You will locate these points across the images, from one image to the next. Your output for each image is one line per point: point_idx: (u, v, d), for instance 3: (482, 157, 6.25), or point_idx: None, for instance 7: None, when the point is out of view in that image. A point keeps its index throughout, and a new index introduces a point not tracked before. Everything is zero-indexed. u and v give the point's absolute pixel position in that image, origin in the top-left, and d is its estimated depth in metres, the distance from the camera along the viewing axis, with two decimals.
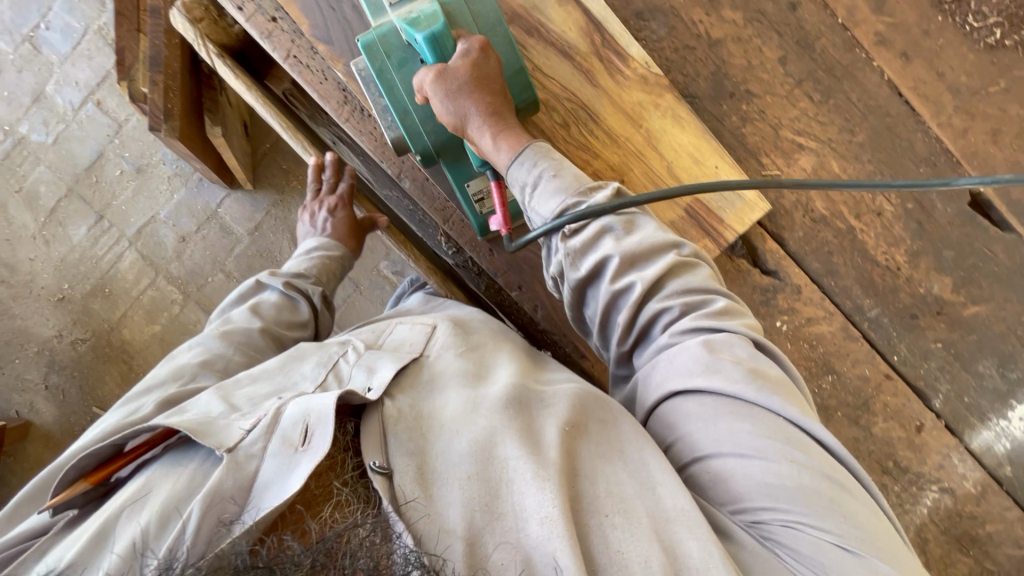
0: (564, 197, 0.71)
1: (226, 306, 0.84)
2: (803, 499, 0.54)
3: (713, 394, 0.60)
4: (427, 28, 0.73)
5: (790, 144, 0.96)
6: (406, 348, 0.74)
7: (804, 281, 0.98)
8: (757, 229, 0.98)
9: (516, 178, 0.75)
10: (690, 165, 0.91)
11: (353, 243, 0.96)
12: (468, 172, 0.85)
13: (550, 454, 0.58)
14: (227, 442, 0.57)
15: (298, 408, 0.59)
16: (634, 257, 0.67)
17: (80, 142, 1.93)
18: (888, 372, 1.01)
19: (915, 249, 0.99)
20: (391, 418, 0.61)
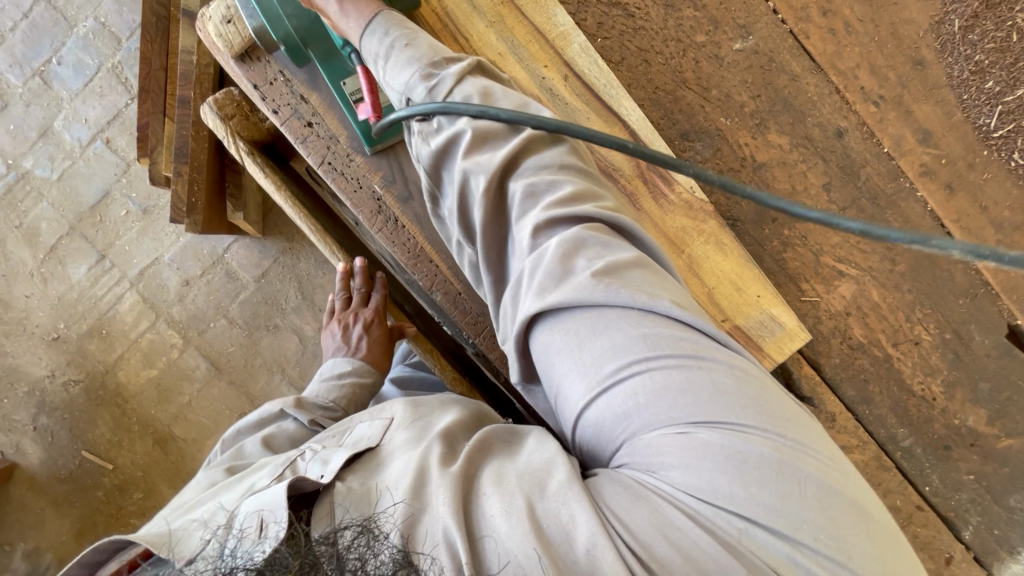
0: (415, 67, 0.67)
1: (243, 429, 0.80)
2: (650, 403, 0.50)
3: (564, 310, 0.54)
4: None
5: (830, 271, 0.94)
6: (365, 439, 0.63)
7: (839, 409, 0.95)
8: (793, 354, 0.96)
9: (369, 51, 0.71)
10: (732, 293, 0.89)
11: (385, 363, 0.93)
12: (344, 69, 0.81)
13: (455, 467, 0.53)
14: (184, 554, 0.54)
15: (251, 505, 0.56)
16: (490, 137, 0.64)
17: (86, 180, 1.88)
18: (919, 502, 0.99)
19: (951, 379, 0.97)
20: (337, 497, 0.55)
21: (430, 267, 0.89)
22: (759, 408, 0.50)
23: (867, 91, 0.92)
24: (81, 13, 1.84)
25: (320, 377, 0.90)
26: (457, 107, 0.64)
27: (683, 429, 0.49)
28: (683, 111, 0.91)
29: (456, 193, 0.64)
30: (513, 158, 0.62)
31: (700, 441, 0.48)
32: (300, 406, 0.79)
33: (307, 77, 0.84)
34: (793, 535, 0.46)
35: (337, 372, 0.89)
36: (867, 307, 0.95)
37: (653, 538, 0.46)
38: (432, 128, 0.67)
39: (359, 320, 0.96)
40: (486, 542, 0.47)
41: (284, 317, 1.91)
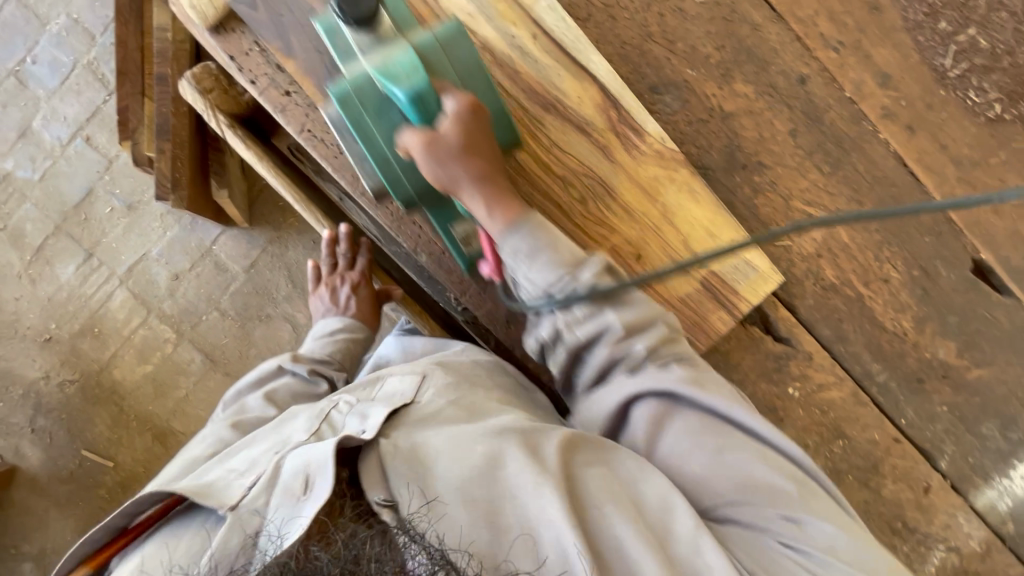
0: (555, 275, 0.76)
1: (244, 387, 0.91)
2: (745, 491, 0.73)
3: (693, 404, 0.78)
4: (407, 83, 0.70)
5: (801, 215, 0.97)
6: (398, 397, 0.81)
7: (814, 348, 1.00)
8: (768, 297, 0.99)
9: (510, 247, 0.77)
10: (706, 239, 0.92)
11: (374, 319, 1.02)
12: (452, 215, 0.85)
13: (551, 465, 0.69)
14: (228, 501, 0.67)
15: (294, 460, 0.68)
16: (641, 330, 0.79)
17: (68, 179, 1.88)
18: (896, 435, 1.03)
19: (921, 315, 1.01)
20: (386, 456, 0.69)
21: (414, 228, 0.92)
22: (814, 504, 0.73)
23: (827, 37, 0.96)
24: (53, 11, 1.84)
25: (310, 336, 0.99)
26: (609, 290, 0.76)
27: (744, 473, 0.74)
28: (651, 65, 0.94)
29: (598, 361, 0.80)
30: (644, 342, 0.79)
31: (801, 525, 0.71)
32: (296, 360, 0.92)
33: (281, 43, 0.84)
34: (827, 574, 0.68)
35: (329, 329, 0.99)
36: (837, 249, 0.99)
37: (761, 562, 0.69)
38: (576, 317, 0.78)
39: (347, 280, 1.02)
40: (603, 544, 0.66)
41: (276, 306, 1.92)
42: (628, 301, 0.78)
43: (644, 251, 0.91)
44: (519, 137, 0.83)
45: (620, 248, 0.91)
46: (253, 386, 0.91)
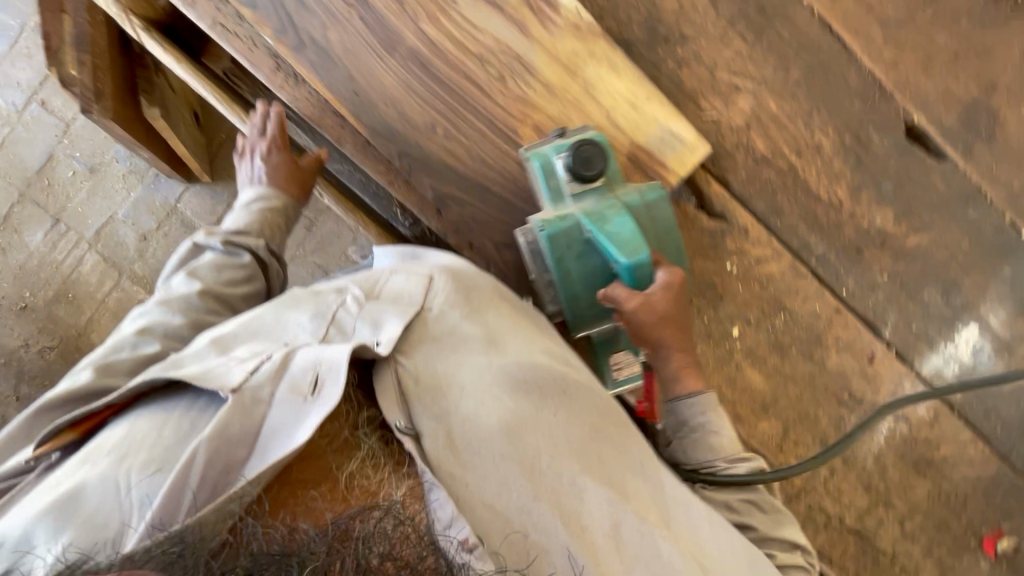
0: (720, 455, 0.86)
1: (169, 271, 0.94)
2: None
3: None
4: (633, 255, 0.78)
5: (727, 86, 0.97)
6: (405, 299, 0.79)
7: (750, 222, 1.00)
8: (700, 173, 0.99)
9: (680, 412, 0.89)
10: (629, 111, 0.92)
11: (296, 190, 1.05)
12: (613, 344, 0.98)
13: (571, 467, 0.73)
14: (232, 384, 0.64)
15: (308, 356, 0.67)
16: (769, 537, 0.83)
17: (28, 145, 1.88)
18: (838, 306, 1.03)
19: (856, 182, 1.01)
20: (406, 379, 0.74)
21: (334, 118, 0.93)
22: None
23: None
24: None
25: (233, 211, 1.02)
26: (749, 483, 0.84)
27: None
28: None
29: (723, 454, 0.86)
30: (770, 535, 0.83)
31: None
32: (210, 235, 0.94)
33: None
34: None
35: (246, 203, 1.01)
36: (766, 119, 0.98)
37: None
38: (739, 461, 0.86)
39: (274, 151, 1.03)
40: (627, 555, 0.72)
41: None
42: (768, 506, 0.85)
43: (567, 126, 0.91)
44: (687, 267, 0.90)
45: (542, 125, 0.91)
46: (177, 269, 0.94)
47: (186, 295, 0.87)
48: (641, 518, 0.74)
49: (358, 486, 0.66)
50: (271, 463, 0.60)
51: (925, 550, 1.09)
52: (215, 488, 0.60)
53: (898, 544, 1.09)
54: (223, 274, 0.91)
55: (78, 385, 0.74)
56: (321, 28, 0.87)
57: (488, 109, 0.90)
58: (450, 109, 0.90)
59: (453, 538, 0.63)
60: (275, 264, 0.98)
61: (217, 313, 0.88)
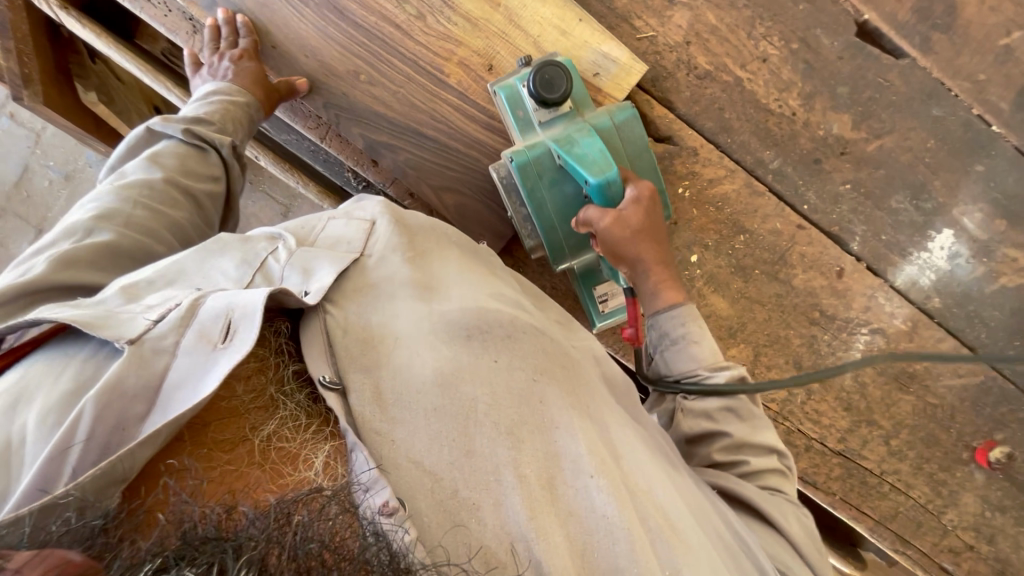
0: (698, 366, 0.79)
1: (118, 158, 0.75)
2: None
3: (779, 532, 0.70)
4: (602, 172, 0.75)
5: (661, 1, 0.93)
6: (342, 247, 0.74)
7: (699, 142, 0.96)
8: (642, 97, 0.96)
9: (659, 326, 0.82)
10: (558, 37, 0.89)
11: (260, 92, 0.83)
12: (596, 277, 0.93)
13: (518, 416, 0.63)
14: (128, 335, 0.55)
15: (222, 301, 0.59)
16: (747, 444, 0.76)
17: (3, 159, 1.91)
18: (800, 222, 1.00)
19: (808, 90, 0.97)
20: (334, 330, 0.66)
21: None
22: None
23: None
24: None
25: (187, 105, 0.82)
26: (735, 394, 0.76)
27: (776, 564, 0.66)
28: None
29: (693, 363, 0.79)
30: (750, 442, 0.76)
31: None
32: (167, 122, 0.75)
33: None
34: None
35: (204, 96, 0.82)
36: (706, 32, 0.94)
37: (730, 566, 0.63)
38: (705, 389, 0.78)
39: (225, 56, 0.82)
40: (590, 524, 0.59)
41: None
42: (745, 412, 0.77)
43: (495, 59, 0.87)
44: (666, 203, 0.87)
45: (467, 61, 0.87)
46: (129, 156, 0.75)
47: (140, 183, 0.70)
48: (598, 474, 0.61)
49: (277, 448, 0.58)
50: (174, 417, 0.52)
51: (915, 468, 1.06)
52: (106, 448, 0.51)
53: (886, 463, 1.06)
54: (186, 166, 0.74)
55: (29, 277, 0.58)
56: None
57: (410, 49, 0.87)
58: (372, 54, 0.87)
59: (370, 505, 0.54)
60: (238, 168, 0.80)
61: (179, 209, 0.72)
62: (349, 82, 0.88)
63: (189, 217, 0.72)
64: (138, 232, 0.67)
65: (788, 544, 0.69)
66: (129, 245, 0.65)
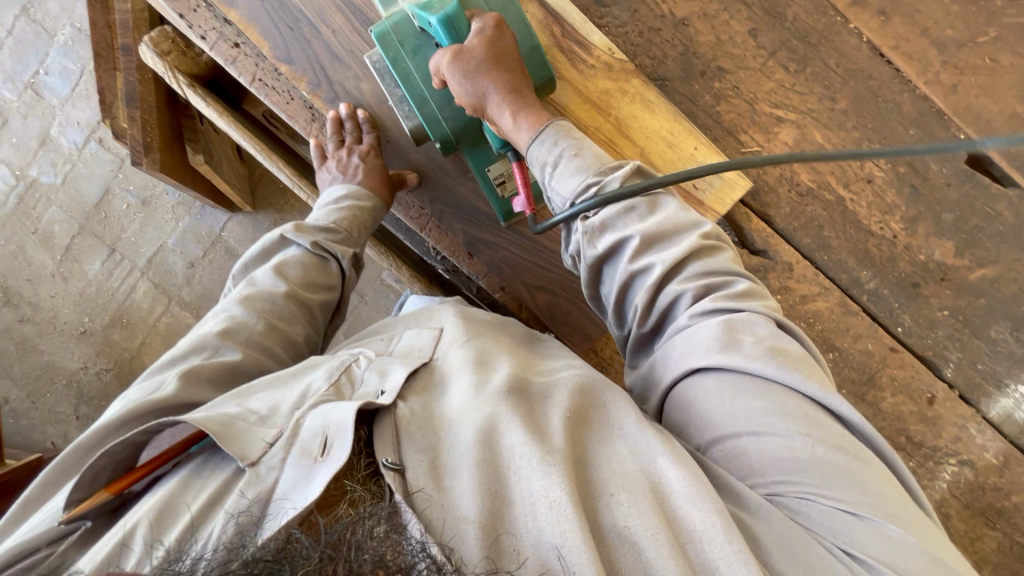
0: (585, 177, 0.68)
1: (249, 260, 0.79)
2: (818, 471, 0.49)
3: (723, 373, 0.55)
4: (440, 11, 0.72)
5: (769, 118, 0.93)
6: (415, 356, 0.68)
7: (795, 258, 0.95)
8: (741, 209, 0.95)
9: (537, 158, 0.73)
10: (666, 149, 0.89)
11: (385, 192, 0.85)
12: (488, 156, 0.84)
13: (550, 442, 0.52)
14: (249, 456, 0.54)
15: (317, 421, 0.55)
16: (655, 239, 0.63)
17: (87, 180, 2.00)
18: (893, 344, 0.97)
19: (911, 215, 0.95)
20: (403, 421, 0.56)
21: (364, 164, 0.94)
22: (922, 515, 0.49)
23: None
24: (57, 22, 1.95)
25: (316, 207, 0.85)
26: (623, 197, 0.64)
27: (757, 429, 0.52)
28: None
29: (577, 178, 0.69)
30: (654, 230, 0.63)
31: (886, 529, 0.46)
32: (299, 231, 0.78)
33: None
34: (875, 539, 0.45)
35: (329, 198, 0.84)
36: (812, 150, 0.93)
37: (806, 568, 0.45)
38: (593, 226, 0.66)
39: (354, 151, 0.84)
40: (630, 553, 0.46)
41: None
42: (642, 204, 0.65)
43: None
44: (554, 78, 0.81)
45: None
46: (259, 259, 0.79)
47: (267, 294, 0.73)
48: (623, 485, 0.49)
49: None
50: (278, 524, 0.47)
51: None
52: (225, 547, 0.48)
53: None
54: (308, 278, 0.77)
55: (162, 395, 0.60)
56: (354, 80, 0.88)
57: None
58: None
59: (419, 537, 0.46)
60: (354, 276, 0.83)
61: (295, 322, 0.74)
62: (456, 178, 0.89)
63: (302, 331, 0.75)
64: (259, 350, 0.69)
65: (741, 375, 0.54)
66: (250, 366, 0.67)
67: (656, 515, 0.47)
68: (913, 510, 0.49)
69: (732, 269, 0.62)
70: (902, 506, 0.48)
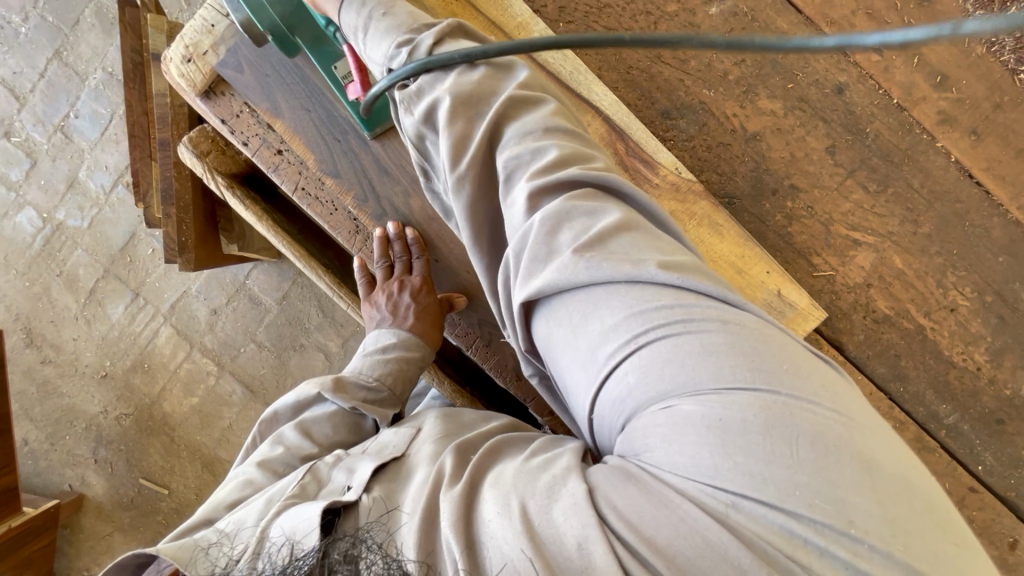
0: (395, 35, 0.63)
1: (279, 411, 0.72)
2: (640, 381, 0.44)
3: (544, 298, 0.50)
4: None
5: (844, 241, 0.86)
6: (389, 448, 0.60)
7: (869, 390, 0.87)
8: (811, 335, 0.88)
9: (349, 24, 0.67)
10: (735, 277, 0.82)
11: (436, 335, 0.79)
12: (333, 53, 0.77)
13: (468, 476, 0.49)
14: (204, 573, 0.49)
15: (282, 528, 0.51)
16: (464, 106, 0.58)
17: (113, 225, 1.98)
18: (972, 484, 0.89)
19: (997, 347, 0.87)
20: (363, 511, 0.50)
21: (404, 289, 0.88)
22: (756, 362, 0.42)
23: None
24: (90, 65, 1.93)
25: (359, 351, 0.78)
26: (438, 62, 0.59)
27: (583, 345, 0.47)
28: (661, 88, 0.87)
29: (388, 42, 0.63)
30: (470, 94, 0.58)
31: (710, 421, 0.40)
32: (338, 387, 0.70)
33: (268, 104, 0.82)
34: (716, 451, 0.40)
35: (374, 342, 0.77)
36: (891, 276, 0.86)
37: (642, 514, 0.40)
38: (414, 100, 0.61)
39: (407, 287, 0.79)
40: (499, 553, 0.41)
41: (309, 334, 1.93)
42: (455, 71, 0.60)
43: None
44: None
45: None
46: (291, 414, 0.71)
47: (289, 458, 0.65)
48: (496, 481, 0.47)
49: None
50: None
51: None
52: None
53: None
54: (340, 440, 0.68)
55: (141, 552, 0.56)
56: (403, 195, 0.83)
57: None
58: None
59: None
60: None
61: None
62: None
63: None
64: None
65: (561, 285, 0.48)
66: None
67: (510, 496, 0.44)
68: (766, 379, 0.42)
69: (549, 122, 0.57)
70: (741, 374, 0.42)
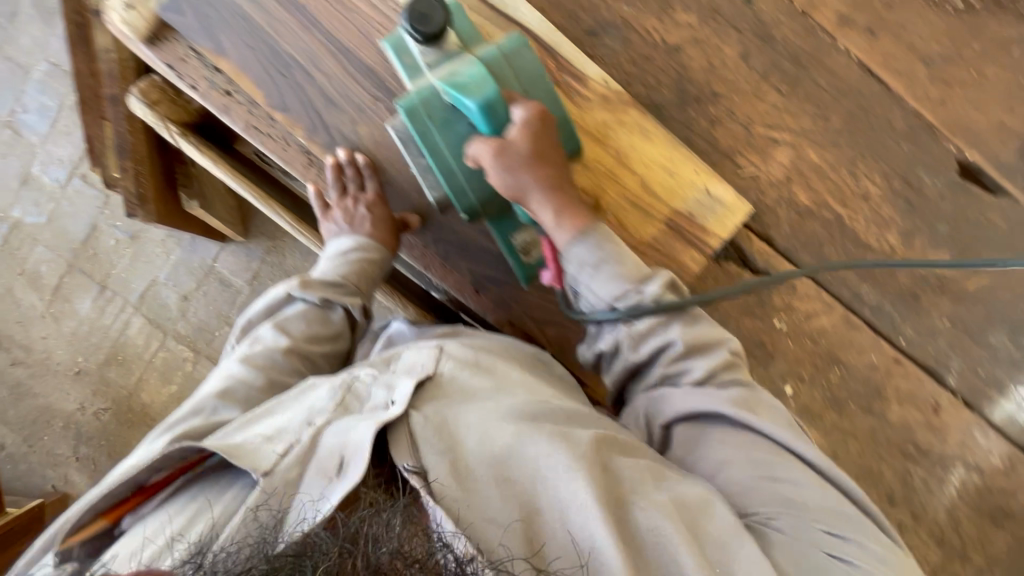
0: (625, 287, 0.75)
1: (255, 316, 0.87)
2: (792, 499, 0.66)
3: (726, 423, 0.73)
4: (479, 95, 0.71)
5: (764, 140, 0.94)
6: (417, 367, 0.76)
7: (797, 276, 0.96)
8: (742, 231, 0.96)
9: (574, 258, 0.77)
10: (665, 177, 0.89)
11: (394, 244, 0.88)
12: (514, 224, 0.85)
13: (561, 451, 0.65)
14: (261, 466, 0.63)
15: (335, 437, 0.66)
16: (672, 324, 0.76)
17: (72, 219, 1.97)
18: (896, 356, 0.98)
19: (907, 229, 0.95)
20: (416, 431, 0.66)
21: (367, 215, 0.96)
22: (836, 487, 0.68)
23: None
24: (33, 58, 1.91)
25: (324, 257, 0.90)
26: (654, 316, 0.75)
27: (764, 483, 0.68)
28: (585, 9, 0.93)
29: (587, 249, 0.76)
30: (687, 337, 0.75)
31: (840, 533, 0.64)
32: (305, 287, 0.85)
33: (212, 45, 0.86)
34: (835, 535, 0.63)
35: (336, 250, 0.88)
36: (808, 171, 0.94)
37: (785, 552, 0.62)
38: (636, 324, 0.76)
39: (360, 202, 0.87)
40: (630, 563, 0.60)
41: None
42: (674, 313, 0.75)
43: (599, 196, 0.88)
44: (581, 145, 0.84)
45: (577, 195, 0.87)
46: (264, 316, 0.87)
47: (272, 350, 0.81)
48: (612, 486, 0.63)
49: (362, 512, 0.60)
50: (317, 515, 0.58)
51: None
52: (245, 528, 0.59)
53: None
54: (313, 332, 0.84)
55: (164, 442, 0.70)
56: (350, 124, 0.87)
57: None
58: None
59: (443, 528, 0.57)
60: (362, 323, 0.89)
61: (296, 375, 0.82)
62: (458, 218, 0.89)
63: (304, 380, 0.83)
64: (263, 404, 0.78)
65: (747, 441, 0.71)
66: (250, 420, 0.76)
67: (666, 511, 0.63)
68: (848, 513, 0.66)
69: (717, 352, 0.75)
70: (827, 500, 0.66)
